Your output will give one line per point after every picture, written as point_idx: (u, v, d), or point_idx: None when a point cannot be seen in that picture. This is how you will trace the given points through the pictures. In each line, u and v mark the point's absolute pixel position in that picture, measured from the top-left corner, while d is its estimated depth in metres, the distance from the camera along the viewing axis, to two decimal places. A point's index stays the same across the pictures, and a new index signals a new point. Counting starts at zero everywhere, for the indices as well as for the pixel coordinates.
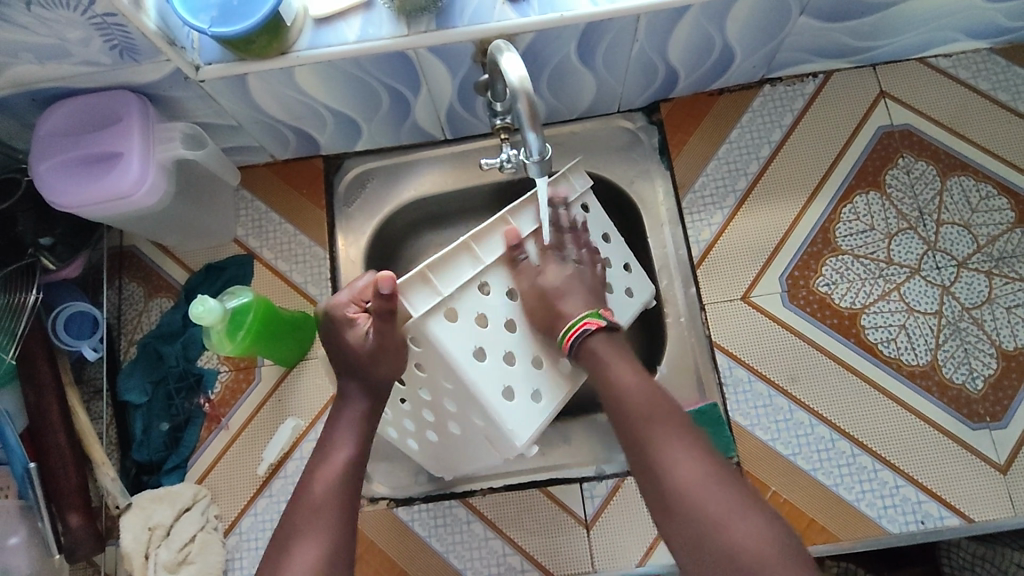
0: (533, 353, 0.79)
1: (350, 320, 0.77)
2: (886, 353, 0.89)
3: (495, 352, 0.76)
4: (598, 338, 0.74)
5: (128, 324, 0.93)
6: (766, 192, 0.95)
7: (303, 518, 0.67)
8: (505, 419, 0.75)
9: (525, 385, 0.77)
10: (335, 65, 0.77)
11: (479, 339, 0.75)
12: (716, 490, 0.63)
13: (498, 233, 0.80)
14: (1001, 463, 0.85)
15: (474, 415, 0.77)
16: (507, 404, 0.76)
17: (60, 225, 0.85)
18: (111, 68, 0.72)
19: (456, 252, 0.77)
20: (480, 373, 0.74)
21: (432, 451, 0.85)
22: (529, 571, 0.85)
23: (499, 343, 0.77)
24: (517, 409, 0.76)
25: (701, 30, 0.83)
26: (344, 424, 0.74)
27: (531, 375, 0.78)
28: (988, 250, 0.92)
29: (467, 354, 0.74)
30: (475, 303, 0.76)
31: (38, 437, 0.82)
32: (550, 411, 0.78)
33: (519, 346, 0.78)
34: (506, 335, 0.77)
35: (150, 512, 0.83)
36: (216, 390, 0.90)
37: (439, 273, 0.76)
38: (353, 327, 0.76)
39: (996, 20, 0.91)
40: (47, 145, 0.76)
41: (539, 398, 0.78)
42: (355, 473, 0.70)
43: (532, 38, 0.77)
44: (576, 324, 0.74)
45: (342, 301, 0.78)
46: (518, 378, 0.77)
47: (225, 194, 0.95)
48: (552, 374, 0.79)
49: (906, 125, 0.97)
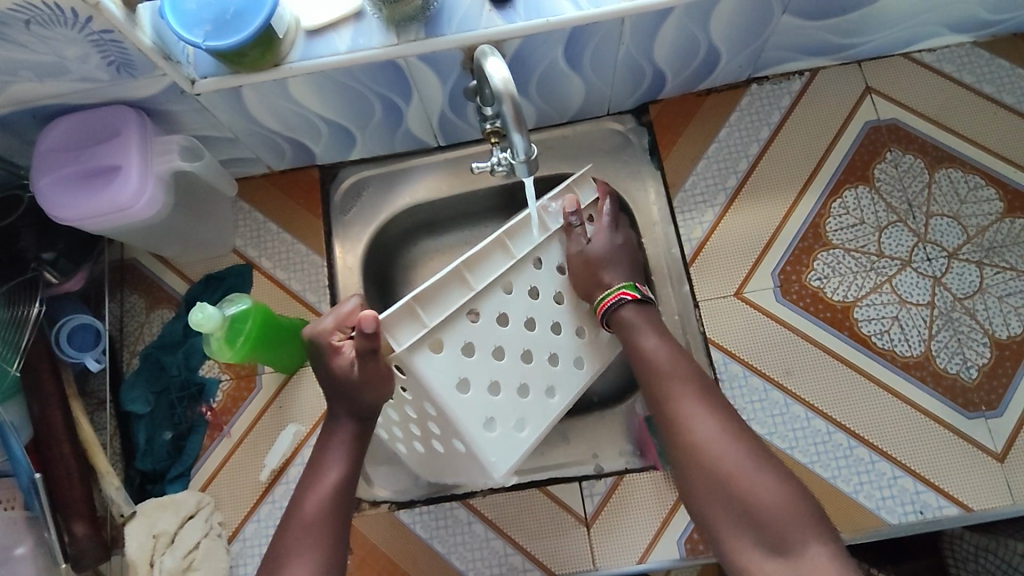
0: (518, 381, 0.80)
1: (334, 348, 0.76)
2: (879, 345, 0.90)
3: (478, 384, 0.77)
4: (631, 309, 0.80)
5: (130, 335, 0.94)
6: (756, 190, 0.96)
7: (295, 537, 0.69)
8: (486, 453, 0.77)
9: (506, 417, 0.78)
10: (328, 75, 0.78)
11: (465, 370, 0.76)
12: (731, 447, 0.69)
13: (492, 256, 0.80)
14: (999, 452, 0.86)
15: (456, 440, 0.78)
16: (486, 436, 0.77)
17: (62, 240, 0.88)
18: (108, 83, 0.74)
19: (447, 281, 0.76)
20: (461, 405, 0.75)
21: (421, 458, 0.86)
22: (531, 571, 0.85)
23: (484, 374, 0.77)
24: (498, 442, 0.78)
25: (687, 31, 0.84)
26: (334, 443, 0.75)
27: (514, 407, 0.79)
28: (978, 240, 0.93)
29: (450, 388, 0.75)
30: (462, 332, 0.76)
31: (43, 448, 0.83)
32: (532, 438, 0.80)
33: (503, 376, 0.79)
34: (492, 364, 0.78)
35: (155, 520, 0.84)
36: (218, 398, 0.91)
37: (427, 304, 0.75)
38: (339, 354, 0.76)
39: (978, 14, 0.93)
40: (48, 160, 0.77)
41: (522, 426, 0.80)
42: (343, 493, 0.72)
43: (520, 43, 0.79)
44: (612, 294, 0.81)
45: (327, 327, 0.77)
46: (500, 410, 0.78)
47: (224, 205, 0.97)
48: (536, 404, 0.81)
49: (893, 120, 0.98)
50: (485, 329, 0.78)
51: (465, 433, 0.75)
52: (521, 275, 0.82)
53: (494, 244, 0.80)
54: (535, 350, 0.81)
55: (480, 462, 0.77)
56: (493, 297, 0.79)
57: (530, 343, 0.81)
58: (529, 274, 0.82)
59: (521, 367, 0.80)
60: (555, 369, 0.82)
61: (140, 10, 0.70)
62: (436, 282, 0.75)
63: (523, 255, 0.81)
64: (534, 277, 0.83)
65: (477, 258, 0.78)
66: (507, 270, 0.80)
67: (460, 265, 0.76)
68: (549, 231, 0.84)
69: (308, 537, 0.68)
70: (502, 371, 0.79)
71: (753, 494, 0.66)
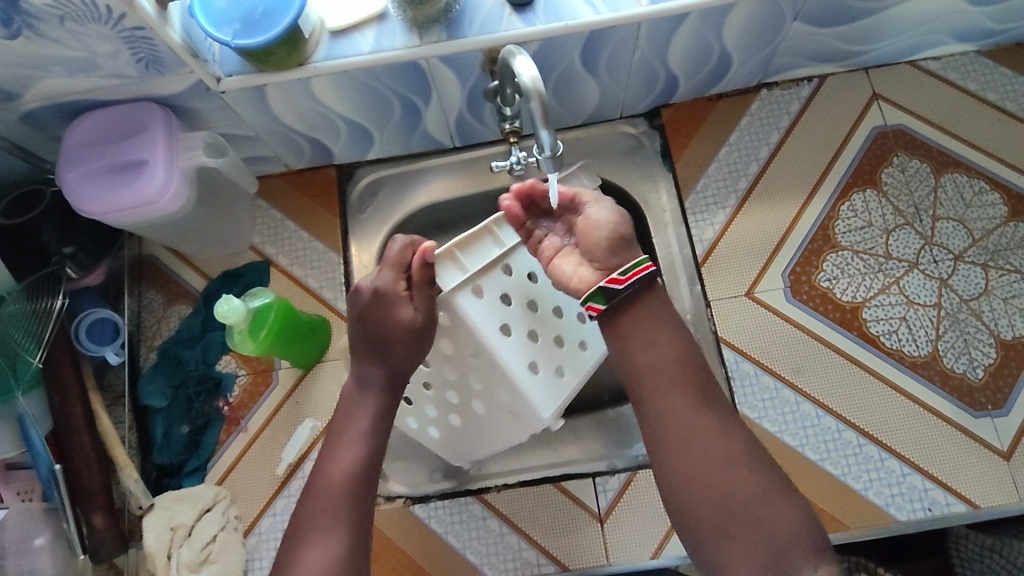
0: (553, 332, 0.85)
1: (397, 296, 0.76)
2: (888, 345, 0.92)
3: (518, 331, 0.82)
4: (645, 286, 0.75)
5: (148, 330, 0.95)
6: (766, 192, 0.98)
7: (318, 508, 0.69)
8: (531, 393, 0.80)
9: (546, 361, 0.83)
10: (351, 75, 0.80)
11: (504, 315, 0.81)
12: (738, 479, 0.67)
13: None
14: (1005, 449, 0.87)
15: (501, 390, 0.82)
16: (531, 377, 0.81)
17: (83, 234, 0.89)
18: (136, 80, 0.75)
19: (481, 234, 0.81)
20: (505, 347, 0.80)
21: (449, 439, 0.87)
22: (545, 565, 0.86)
23: (521, 322, 0.83)
24: (544, 383, 0.82)
25: (701, 36, 0.86)
26: (358, 414, 0.75)
27: (552, 353, 0.84)
28: (983, 243, 0.95)
29: (493, 330, 0.80)
30: (497, 282, 0.82)
31: (63, 439, 0.83)
32: (574, 382, 0.83)
33: (539, 324, 0.84)
34: (527, 314, 0.84)
35: (173, 512, 0.85)
36: (235, 393, 0.92)
37: (466, 249, 0.80)
38: (399, 303, 0.75)
39: (981, 23, 0.95)
40: (73, 155, 0.79)
41: (562, 372, 0.84)
42: (368, 467, 0.72)
43: (539, 46, 0.81)
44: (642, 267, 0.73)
45: (390, 276, 0.76)
46: (541, 354, 0.83)
47: (242, 203, 0.98)
48: (571, 353, 0.84)
49: (900, 126, 1.00)
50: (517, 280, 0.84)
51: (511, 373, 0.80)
52: None
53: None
54: (566, 305, 0.86)
55: (527, 402, 0.81)
56: (521, 254, 0.84)
57: (560, 298, 0.85)
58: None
59: (554, 320, 0.85)
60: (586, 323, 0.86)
61: (171, 8, 0.72)
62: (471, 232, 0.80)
63: None
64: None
65: None
66: None
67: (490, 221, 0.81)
68: None
69: (331, 509, 0.69)
70: (537, 320, 0.84)
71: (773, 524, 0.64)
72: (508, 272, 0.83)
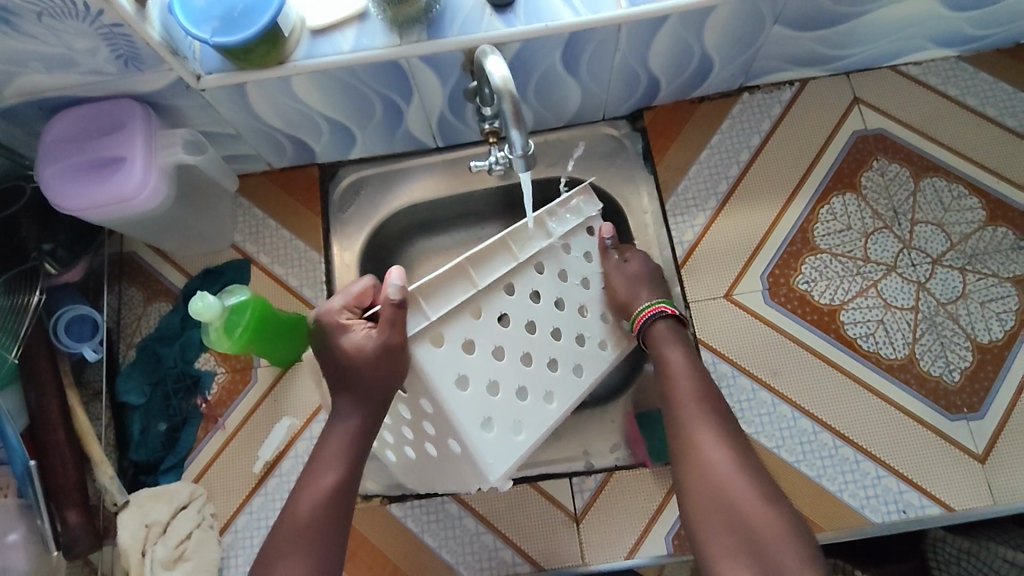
0: (518, 383, 0.79)
1: (344, 326, 0.76)
2: (865, 348, 0.92)
3: (477, 383, 0.76)
4: (665, 323, 0.84)
5: (127, 327, 0.95)
6: (746, 194, 0.99)
7: (288, 535, 0.68)
8: (482, 454, 0.75)
9: (503, 418, 0.78)
10: (330, 75, 0.80)
11: (464, 367, 0.76)
12: (739, 471, 0.71)
13: (496, 257, 0.81)
14: (980, 453, 0.88)
15: (452, 440, 0.76)
16: (483, 435, 0.76)
17: (63, 231, 0.89)
18: (116, 77, 0.75)
19: (452, 273, 0.77)
20: (460, 403, 0.74)
21: (406, 466, 0.84)
22: (521, 565, 0.86)
23: (481, 373, 0.77)
24: (494, 442, 0.77)
25: (682, 38, 0.87)
26: (333, 440, 0.73)
27: (511, 407, 0.78)
28: (961, 247, 0.96)
29: (448, 383, 0.74)
30: (463, 328, 0.77)
31: (39, 435, 0.82)
32: (529, 442, 0.79)
33: (502, 375, 0.78)
34: (490, 364, 0.78)
35: (148, 509, 0.85)
36: (213, 391, 0.92)
37: (431, 296, 0.76)
38: (346, 332, 0.76)
39: (962, 28, 0.96)
40: (51, 150, 0.78)
41: (519, 429, 0.79)
42: (341, 495, 0.70)
43: (519, 47, 0.81)
44: (650, 307, 0.84)
45: (335, 306, 0.77)
46: (498, 410, 0.77)
47: (224, 201, 0.98)
48: (533, 408, 0.80)
49: (880, 130, 1.01)
50: (486, 327, 0.79)
51: (464, 432, 0.74)
52: (523, 279, 0.83)
53: (499, 244, 0.81)
54: (536, 353, 0.81)
55: (476, 464, 0.75)
56: (495, 298, 0.80)
57: (531, 345, 0.81)
58: (531, 278, 0.83)
59: (521, 369, 0.80)
60: (555, 374, 0.82)
61: (150, 6, 0.72)
62: (443, 272, 0.76)
63: (525, 258, 0.82)
64: (560, 262, 0.87)
65: (482, 257, 0.80)
66: (508, 272, 0.81)
67: (461, 262, 0.77)
68: (550, 241, 0.85)
69: (301, 543, 0.68)
70: (501, 371, 0.78)
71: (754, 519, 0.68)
72: (476, 316, 0.79)
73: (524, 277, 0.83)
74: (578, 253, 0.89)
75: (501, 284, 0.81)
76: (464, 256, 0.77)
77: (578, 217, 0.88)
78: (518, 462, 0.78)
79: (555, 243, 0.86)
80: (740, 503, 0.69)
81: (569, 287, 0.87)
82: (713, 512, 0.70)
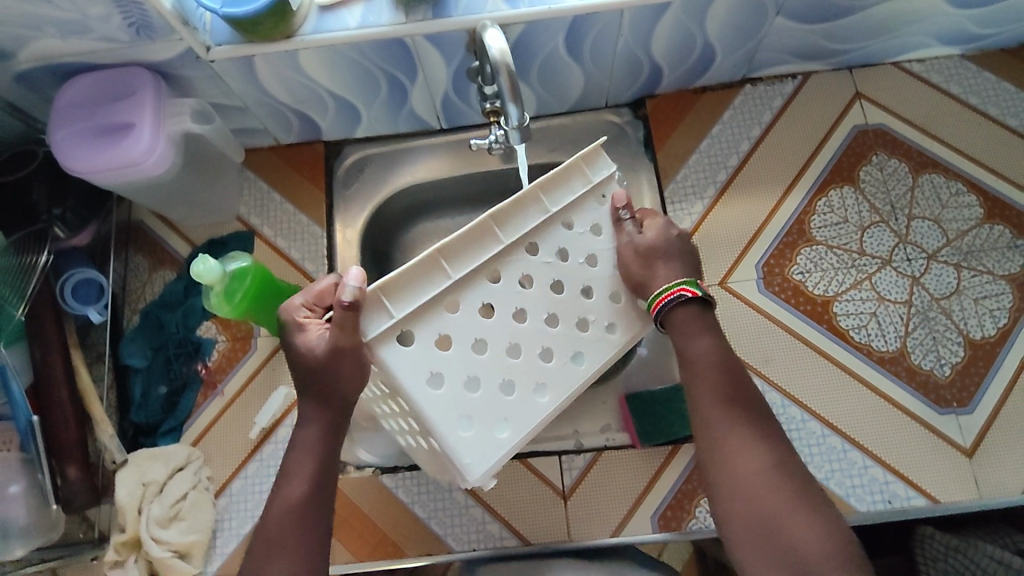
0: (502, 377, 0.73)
1: (301, 325, 0.71)
2: (857, 339, 0.93)
3: (453, 380, 0.70)
4: (686, 310, 0.74)
5: (132, 293, 0.97)
6: (745, 184, 1.00)
7: (272, 536, 0.66)
8: (459, 454, 0.70)
9: (484, 417, 0.72)
10: (336, 50, 0.82)
11: (438, 364, 0.69)
12: (776, 480, 0.66)
13: (478, 243, 0.72)
14: (967, 447, 0.88)
15: (430, 437, 0.71)
16: (462, 435, 0.70)
17: (72, 196, 0.91)
18: (128, 44, 0.77)
19: (423, 266, 0.69)
20: (432, 403, 0.68)
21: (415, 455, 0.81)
22: (508, 539, 0.88)
23: (459, 369, 0.70)
24: (471, 442, 0.71)
25: (684, 26, 0.88)
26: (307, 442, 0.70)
27: (495, 403, 0.72)
28: (957, 244, 0.96)
29: (418, 382, 0.68)
30: (438, 323, 0.70)
31: (42, 392, 0.84)
32: (513, 442, 0.73)
33: (485, 370, 0.71)
34: (470, 358, 0.71)
35: (145, 469, 0.87)
36: (214, 357, 0.94)
37: (395, 293, 0.68)
38: (303, 332, 0.71)
39: (966, 26, 0.96)
40: (62, 114, 0.80)
41: (502, 428, 0.73)
42: (319, 496, 0.69)
43: (523, 29, 0.83)
44: (669, 290, 0.74)
45: (294, 304, 0.72)
46: (478, 409, 0.71)
47: (231, 173, 1.00)
48: (521, 403, 0.73)
49: (881, 125, 1.01)
50: (465, 319, 0.71)
51: (438, 432, 0.68)
52: (513, 264, 0.74)
53: (481, 229, 0.72)
54: (525, 344, 0.74)
55: (453, 464, 0.70)
56: (477, 287, 0.72)
57: (521, 335, 0.73)
58: (522, 262, 0.74)
59: (505, 363, 0.72)
60: (549, 365, 0.75)
61: None
62: (410, 266, 0.68)
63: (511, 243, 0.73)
64: (563, 239, 0.77)
65: (458, 244, 0.71)
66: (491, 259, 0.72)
67: (431, 254, 0.69)
68: (547, 217, 0.75)
69: (285, 543, 0.66)
70: (483, 366, 0.71)
71: (792, 540, 0.62)
72: (452, 309, 0.72)
73: (511, 263, 0.74)
74: (587, 226, 0.79)
75: (484, 271, 0.72)
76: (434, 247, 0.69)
77: (586, 186, 0.78)
78: (503, 461, 0.73)
79: (555, 218, 0.76)
80: (780, 517, 0.63)
81: (572, 266, 0.77)
82: (750, 527, 0.64)
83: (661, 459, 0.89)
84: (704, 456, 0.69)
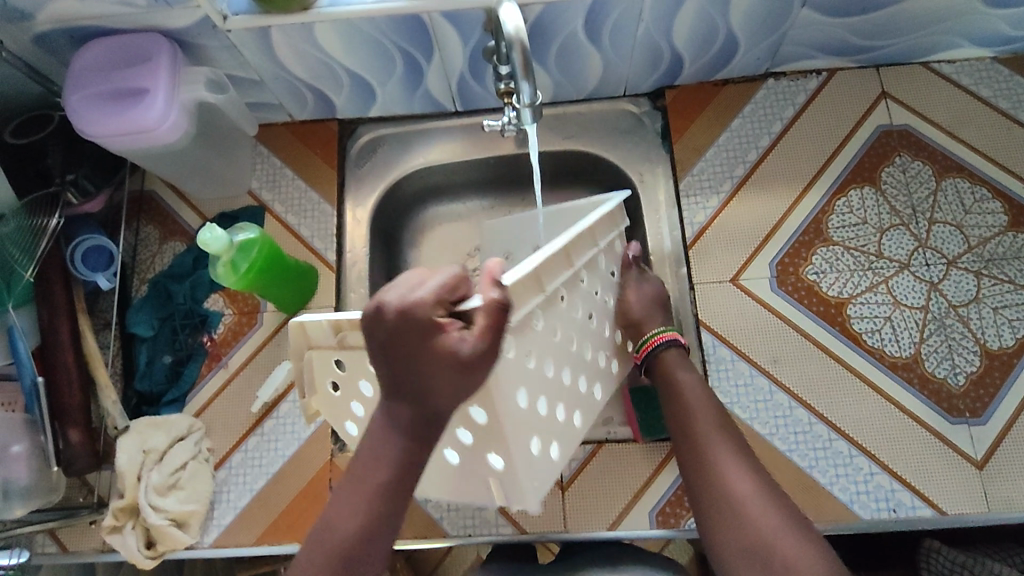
0: (557, 400, 0.72)
1: (437, 326, 0.55)
2: (869, 343, 0.91)
3: (533, 400, 0.68)
4: (675, 352, 0.81)
5: (142, 263, 0.98)
6: (762, 180, 0.98)
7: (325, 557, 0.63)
8: (530, 479, 0.69)
9: (547, 437, 0.71)
10: (353, 24, 0.81)
11: (525, 382, 0.66)
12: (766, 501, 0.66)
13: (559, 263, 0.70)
14: (978, 459, 0.86)
15: (492, 456, 0.67)
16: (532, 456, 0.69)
17: (86, 162, 0.92)
18: (145, 9, 0.77)
19: (531, 278, 0.65)
20: (517, 423, 0.65)
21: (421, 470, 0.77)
22: (504, 526, 0.87)
23: (536, 388, 0.68)
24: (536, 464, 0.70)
25: (706, 13, 0.86)
26: (381, 465, 0.61)
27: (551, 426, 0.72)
28: (979, 251, 0.94)
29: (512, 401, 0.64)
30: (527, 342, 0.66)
31: (48, 355, 0.85)
32: (560, 465, 0.75)
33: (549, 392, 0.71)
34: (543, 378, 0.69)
35: (147, 437, 0.87)
36: (219, 330, 0.94)
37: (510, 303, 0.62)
38: (437, 334, 0.55)
39: (998, 27, 0.94)
40: (79, 78, 0.80)
41: (553, 451, 0.73)
42: (382, 527, 0.63)
43: (542, 10, 0.82)
44: (661, 334, 0.82)
45: (427, 299, 0.55)
46: (543, 428, 0.70)
47: (244, 147, 1.00)
48: (567, 428, 0.75)
49: (905, 126, 0.99)
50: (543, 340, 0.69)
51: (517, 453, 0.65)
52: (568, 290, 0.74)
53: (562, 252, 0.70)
54: (574, 371, 0.76)
55: (524, 489, 0.69)
56: (551, 309, 0.70)
57: (569, 363, 0.74)
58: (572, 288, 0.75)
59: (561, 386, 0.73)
60: (583, 393, 0.78)
61: None
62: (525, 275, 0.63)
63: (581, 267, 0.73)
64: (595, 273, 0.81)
65: (553, 261, 0.68)
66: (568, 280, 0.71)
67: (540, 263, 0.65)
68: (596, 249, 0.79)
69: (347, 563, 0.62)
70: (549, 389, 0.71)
71: (792, 564, 0.61)
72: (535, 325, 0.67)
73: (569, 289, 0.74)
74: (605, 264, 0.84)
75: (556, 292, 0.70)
76: (540, 259, 0.65)
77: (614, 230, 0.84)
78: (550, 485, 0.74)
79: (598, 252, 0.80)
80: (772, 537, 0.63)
81: (597, 299, 0.81)
82: (741, 549, 0.65)
83: (663, 454, 0.88)
84: (694, 488, 0.71)
